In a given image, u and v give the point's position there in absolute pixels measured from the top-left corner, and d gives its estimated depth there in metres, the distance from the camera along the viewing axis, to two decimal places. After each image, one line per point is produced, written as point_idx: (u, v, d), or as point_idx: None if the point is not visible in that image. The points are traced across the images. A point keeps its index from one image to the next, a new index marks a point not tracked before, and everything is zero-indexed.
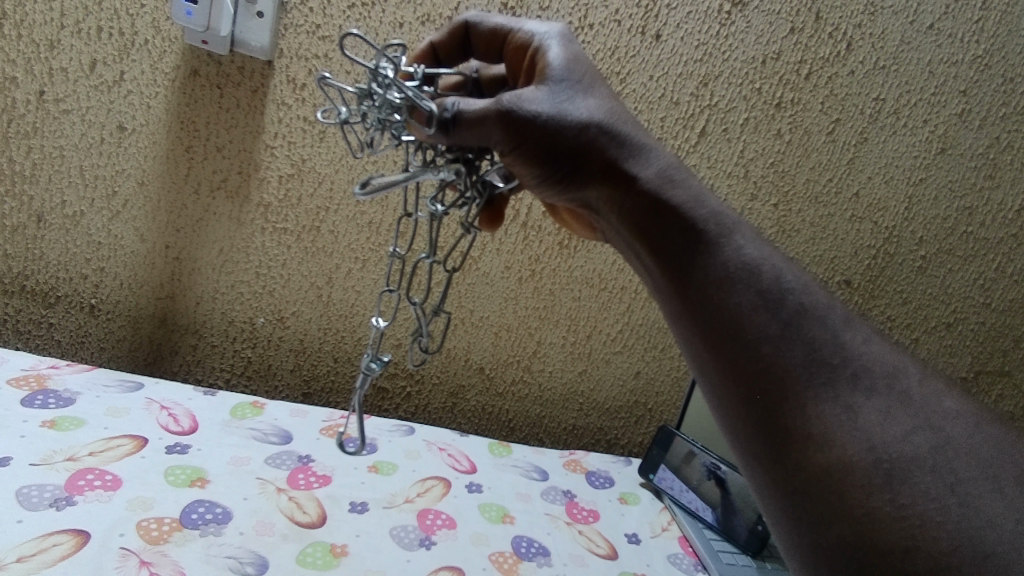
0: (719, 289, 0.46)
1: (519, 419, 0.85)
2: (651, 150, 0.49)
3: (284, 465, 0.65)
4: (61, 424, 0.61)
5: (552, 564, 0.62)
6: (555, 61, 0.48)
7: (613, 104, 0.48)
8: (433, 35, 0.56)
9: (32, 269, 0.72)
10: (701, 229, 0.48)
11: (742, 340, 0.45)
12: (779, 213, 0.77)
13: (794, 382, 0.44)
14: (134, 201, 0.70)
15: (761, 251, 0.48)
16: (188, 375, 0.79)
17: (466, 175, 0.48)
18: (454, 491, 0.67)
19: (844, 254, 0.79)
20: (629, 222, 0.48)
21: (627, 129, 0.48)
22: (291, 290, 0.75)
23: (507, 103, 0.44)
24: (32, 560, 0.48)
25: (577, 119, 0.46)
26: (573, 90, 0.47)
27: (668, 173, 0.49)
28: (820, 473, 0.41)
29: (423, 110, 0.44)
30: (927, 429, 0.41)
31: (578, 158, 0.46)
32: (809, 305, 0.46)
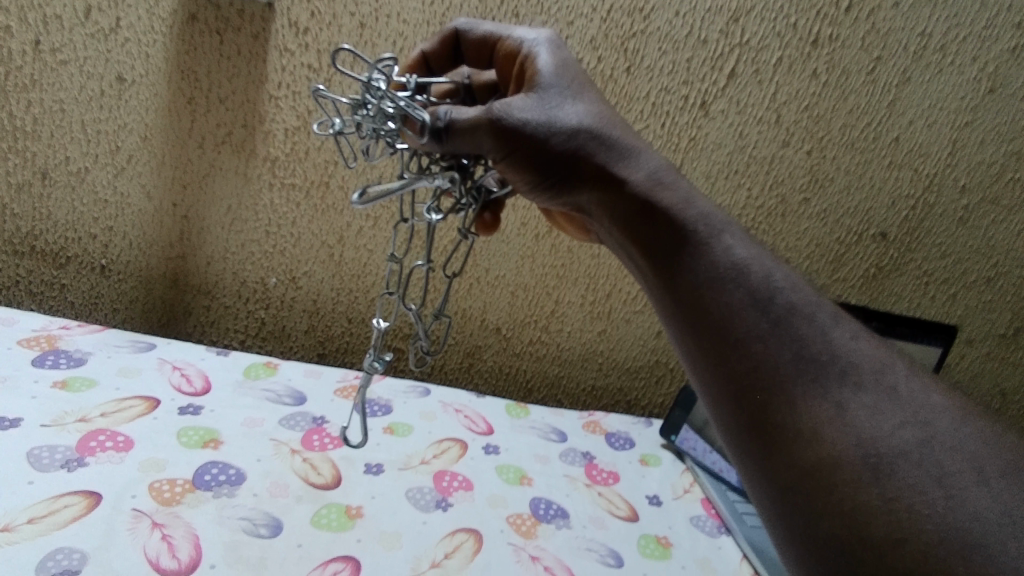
0: (709, 291, 0.45)
1: (538, 380, 0.83)
2: (641, 151, 0.49)
3: (298, 427, 0.64)
4: (73, 384, 0.61)
5: (571, 527, 0.60)
6: (544, 69, 0.50)
7: (601, 109, 0.50)
8: (425, 44, 0.59)
9: (40, 230, 0.71)
10: (689, 230, 0.47)
11: (731, 341, 0.43)
12: (813, 159, 0.74)
13: (787, 383, 0.41)
14: (139, 156, 0.69)
15: (753, 252, 0.46)
16: (203, 336, 0.78)
17: (460, 183, 0.50)
18: (471, 453, 0.66)
19: (880, 205, 0.77)
20: (619, 223, 0.49)
21: (616, 133, 0.49)
22: (303, 249, 0.74)
23: (496, 110, 0.46)
24: (42, 522, 0.48)
25: (565, 125, 0.47)
26: (562, 97, 0.49)
27: (660, 174, 0.49)
28: (812, 470, 0.39)
29: (417, 121, 0.45)
30: (927, 419, 0.38)
31: (567, 161, 0.48)
32: (801, 296, 0.44)
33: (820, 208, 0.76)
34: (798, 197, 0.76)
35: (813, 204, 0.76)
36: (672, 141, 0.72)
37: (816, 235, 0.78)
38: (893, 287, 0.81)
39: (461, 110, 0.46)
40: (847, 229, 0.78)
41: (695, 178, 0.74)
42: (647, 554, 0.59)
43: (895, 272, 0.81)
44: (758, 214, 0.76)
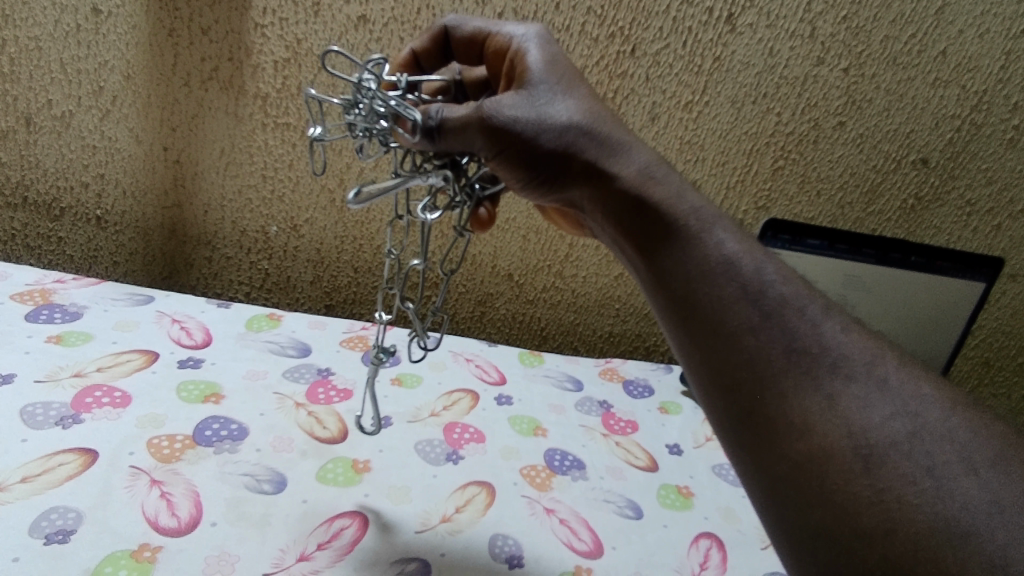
0: (700, 285, 0.40)
1: (553, 327, 0.80)
2: (635, 146, 0.45)
3: (303, 379, 0.61)
4: (67, 339, 0.59)
5: (588, 478, 0.57)
6: (533, 65, 0.46)
7: (594, 105, 0.46)
8: (414, 42, 0.55)
9: (30, 179, 0.68)
10: (677, 224, 0.42)
11: (723, 335, 0.39)
12: (850, 80, 0.70)
13: (777, 376, 0.37)
14: (124, 96, 0.65)
15: (747, 246, 0.42)
16: (206, 289, 0.76)
17: (455, 181, 0.47)
18: (483, 404, 0.64)
19: (923, 127, 0.73)
20: (614, 223, 0.45)
21: (610, 129, 0.45)
22: (303, 195, 0.71)
23: (486, 108, 0.43)
24: (36, 481, 0.45)
25: (555, 122, 0.44)
26: (553, 91, 0.45)
27: (656, 169, 0.45)
28: (803, 462, 0.35)
29: (409, 121, 0.43)
30: (924, 409, 0.35)
31: (557, 159, 0.44)
32: (793, 287, 0.40)
33: (856, 132, 0.72)
34: (833, 120, 0.71)
35: (848, 129, 0.72)
36: (695, 61, 0.67)
37: (850, 163, 0.74)
38: (932, 219, 0.77)
39: (452, 109, 0.44)
40: (885, 156, 0.74)
41: (720, 103, 0.69)
42: (667, 504, 0.56)
43: (936, 202, 0.76)
44: (789, 140, 0.72)
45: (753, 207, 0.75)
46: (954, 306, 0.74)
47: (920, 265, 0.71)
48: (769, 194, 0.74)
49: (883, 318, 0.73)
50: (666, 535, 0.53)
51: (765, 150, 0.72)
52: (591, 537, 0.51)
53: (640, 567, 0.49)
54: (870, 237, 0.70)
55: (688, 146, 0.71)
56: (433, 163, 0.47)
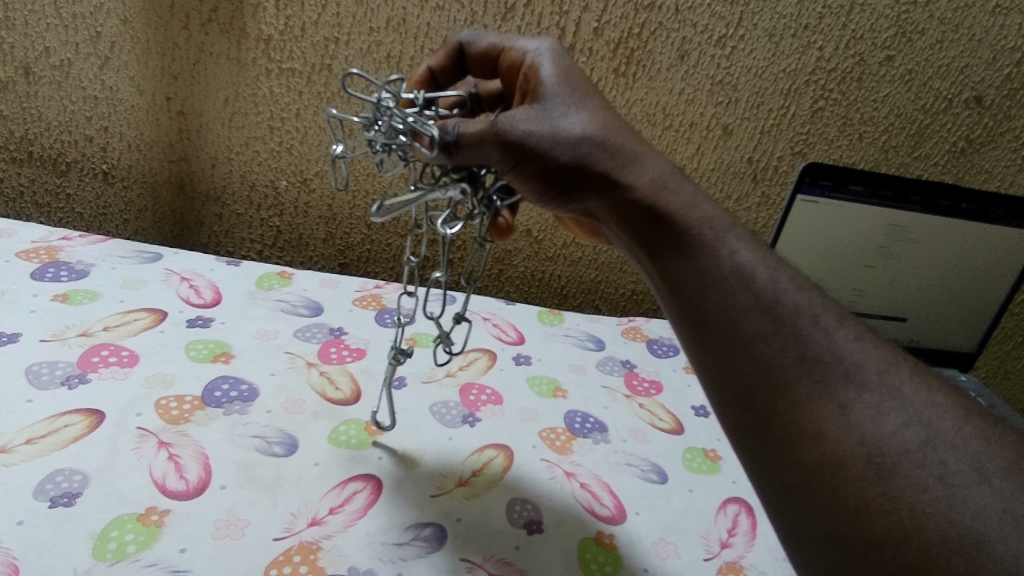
0: (714, 293, 0.37)
1: (573, 285, 0.78)
2: (654, 157, 0.41)
3: (315, 339, 0.60)
4: (74, 297, 0.57)
5: (610, 441, 0.55)
6: (547, 79, 0.43)
7: (611, 117, 0.42)
8: (430, 59, 0.52)
9: (34, 133, 0.67)
10: (689, 233, 0.39)
11: (735, 343, 0.36)
12: (900, 9, 0.65)
13: (790, 385, 0.34)
14: (122, 42, 0.63)
15: (762, 254, 0.38)
16: (218, 247, 0.74)
17: (472, 194, 0.44)
18: (501, 364, 0.62)
19: (979, 61, 0.68)
20: (632, 240, 0.41)
21: (627, 140, 0.41)
22: (311, 146, 0.68)
23: (501, 123, 0.40)
24: (41, 443, 0.44)
25: (569, 135, 0.40)
26: (567, 104, 0.42)
27: (675, 179, 0.41)
28: (813, 470, 0.32)
29: (426, 136, 0.40)
30: (938, 415, 0.32)
31: (571, 173, 0.41)
32: (808, 295, 0.36)
33: (904, 68, 0.68)
34: (880, 55, 0.67)
35: (895, 64, 0.67)
36: None
37: (897, 102, 0.69)
38: (983, 162, 0.73)
39: (470, 123, 0.40)
40: (935, 94, 0.69)
41: (756, 37, 0.65)
42: (693, 468, 0.54)
43: (987, 144, 0.72)
44: (831, 77, 0.67)
45: (790, 152, 0.71)
46: (1004, 263, 0.70)
47: (971, 213, 0.67)
48: (807, 137, 0.70)
49: (923, 274, 0.70)
50: (692, 500, 0.51)
51: (805, 89, 0.68)
52: (613, 502, 0.49)
53: (664, 533, 0.47)
54: (917, 183, 0.66)
55: (720, 86, 0.67)
56: (451, 177, 0.44)
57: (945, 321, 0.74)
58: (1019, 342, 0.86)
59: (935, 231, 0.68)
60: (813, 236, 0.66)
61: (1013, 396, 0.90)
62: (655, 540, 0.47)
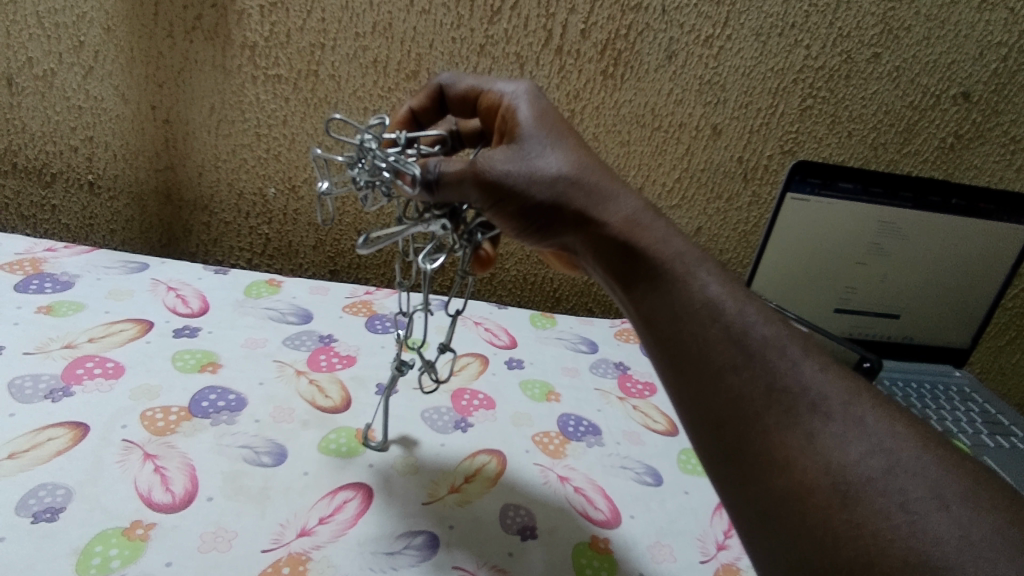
0: (686, 324, 0.36)
1: (566, 288, 0.77)
2: (627, 194, 0.41)
3: (304, 346, 0.59)
4: (59, 309, 0.57)
5: (604, 444, 0.55)
6: (524, 120, 0.43)
7: (588, 156, 0.42)
8: (413, 100, 0.52)
9: (18, 145, 0.66)
10: (661, 267, 0.38)
11: (706, 374, 0.35)
12: (886, 5, 0.65)
13: (759, 415, 0.33)
14: (105, 51, 0.62)
15: (733, 288, 0.38)
16: (207, 256, 0.74)
17: (454, 230, 0.43)
18: (493, 368, 0.61)
19: (967, 57, 0.68)
20: (610, 276, 0.41)
21: (602, 178, 0.41)
22: (299, 153, 0.68)
23: (480, 162, 0.40)
24: (23, 457, 0.43)
25: (545, 175, 0.40)
26: (543, 144, 0.41)
27: (649, 216, 0.40)
28: (784, 499, 0.32)
29: (409, 174, 0.40)
30: (898, 443, 0.31)
31: (548, 211, 0.40)
32: (774, 326, 0.36)
33: (892, 65, 0.67)
34: (867, 52, 0.67)
35: (883, 61, 0.67)
36: None
37: (886, 99, 0.69)
38: (973, 158, 0.73)
39: (450, 162, 0.40)
40: (923, 90, 0.69)
41: (743, 37, 0.65)
42: (688, 470, 0.54)
43: (976, 140, 0.72)
44: (818, 76, 0.67)
45: (779, 150, 0.71)
46: (998, 254, 0.70)
47: (959, 209, 0.67)
48: (797, 136, 0.70)
49: (914, 270, 0.70)
50: (687, 501, 0.50)
51: (793, 88, 0.68)
52: (607, 506, 0.48)
53: (660, 536, 0.47)
54: (908, 180, 0.65)
55: (708, 86, 0.67)
56: (434, 213, 0.43)
57: (938, 316, 0.73)
58: (1013, 338, 0.86)
59: (925, 226, 0.67)
60: (801, 234, 0.66)
61: (1007, 391, 0.90)
62: (651, 543, 0.46)
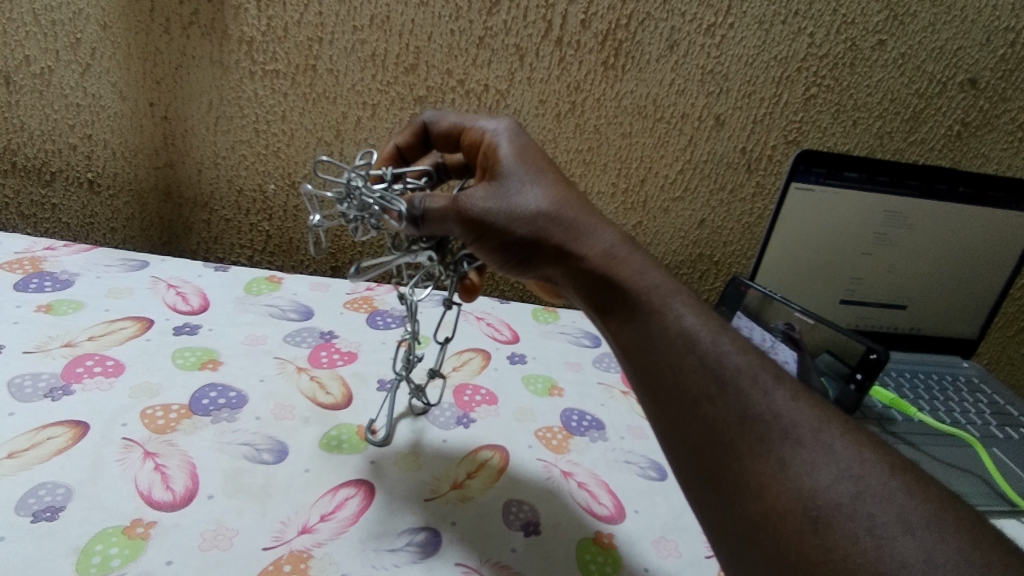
0: (662, 354, 0.36)
1: None
2: (607, 227, 0.41)
3: (305, 343, 0.59)
4: (58, 308, 0.56)
5: (608, 439, 0.54)
6: (504, 156, 0.43)
7: (568, 190, 0.42)
8: (398, 137, 0.52)
9: (17, 143, 0.66)
10: (637, 297, 0.38)
11: (680, 403, 0.35)
12: None
13: (733, 442, 0.33)
14: (102, 48, 0.62)
15: (708, 317, 0.37)
16: (208, 254, 0.73)
17: (439, 262, 0.45)
18: (495, 363, 0.61)
19: (973, 43, 0.67)
20: (593, 308, 0.40)
21: (581, 213, 0.41)
22: (298, 149, 0.67)
23: (461, 199, 0.40)
24: (23, 456, 0.43)
25: (524, 209, 0.40)
26: (522, 179, 0.42)
27: (629, 248, 0.40)
28: (758, 524, 0.31)
29: (394, 211, 0.41)
30: (866, 469, 0.31)
31: (528, 246, 0.41)
32: (746, 356, 0.35)
33: (898, 52, 0.67)
34: (872, 40, 0.66)
35: (889, 48, 0.66)
36: None
37: (891, 87, 0.68)
38: (980, 146, 0.73)
39: (435, 196, 0.41)
40: (929, 77, 0.68)
41: (746, 25, 0.64)
42: None
43: (983, 127, 0.72)
44: (822, 64, 0.66)
45: (783, 140, 0.70)
46: (1006, 243, 0.69)
47: (967, 197, 0.66)
48: (801, 125, 0.69)
49: (921, 261, 0.69)
50: None
51: (797, 76, 0.67)
52: (611, 501, 0.48)
53: (664, 531, 0.46)
54: (913, 167, 0.64)
55: (710, 76, 0.66)
56: (420, 244, 0.44)
57: (945, 306, 0.73)
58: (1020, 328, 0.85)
59: (931, 215, 0.66)
60: (805, 224, 0.65)
61: (1014, 382, 0.90)
62: (655, 539, 0.45)
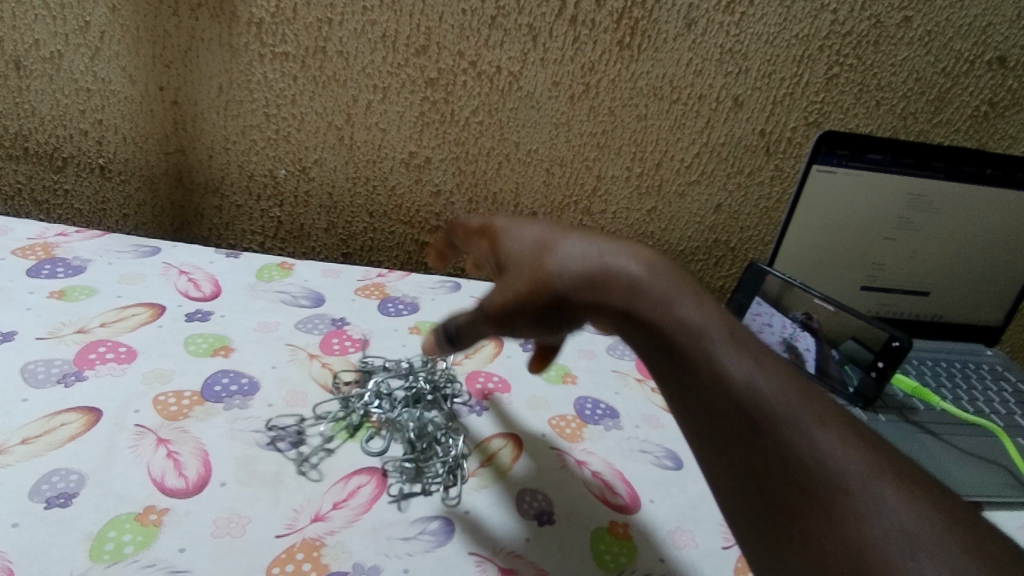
0: (714, 405, 0.33)
1: None
2: (628, 254, 0.38)
3: (317, 330, 0.58)
4: (71, 294, 0.56)
5: (622, 427, 0.54)
6: (516, 241, 0.41)
7: (592, 240, 0.39)
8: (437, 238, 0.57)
9: (29, 129, 0.66)
10: (685, 351, 0.35)
11: (705, 421, 0.34)
12: None
13: (751, 467, 0.32)
14: (111, 31, 0.61)
15: (756, 359, 0.34)
16: (220, 240, 0.73)
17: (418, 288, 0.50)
18: (508, 350, 0.60)
19: (1002, 20, 0.65)
20: (651, 366, 0.36)
21: (610, 259, 0.37)
22: (309, 133, 0.67)
23: (487, 301, 0.39)
24: (37, 442, 0.43)
25: (551, 274, 0.37)
26: (541, 250, 0.39)
27: (656, 275, 0.37)
28: (808, 549, 0.30)
29: None
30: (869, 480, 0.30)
31: (566, 314, 0.37)
32: (760, 368, 0.34)
33: (924, 29, 0.65)
34: (897, 16, 0.64)
35: (914, 26, 0.65)
36: None
37: (916, 66, 0.67)
38: (1007, 127, 0.71)
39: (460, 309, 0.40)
40: (956, 56, 0.66)
41: (767, 2, 0.62)
42: None
43: (1011, 107, 0.70)
44: (845, 42, 0.65)
45: (803, 122, 0.69)
46: None
47: (995, 179, 0.64)
48: (822, 107, 0.68)
49: (945, 246, 0.67)
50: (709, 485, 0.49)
51: (818, 55, 0.65)
52: (626, 490, 0.47)
53: (681, 521, 0.46)
54: (938, 149, 0.62)
55: (729, 55, 0.65)
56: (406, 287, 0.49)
57: (968, 293, 0.71)
58: None
59: (957, 198, 0.65)
60: (828, 207, 0.64)
61: None
62: (671, 529, 0.45)
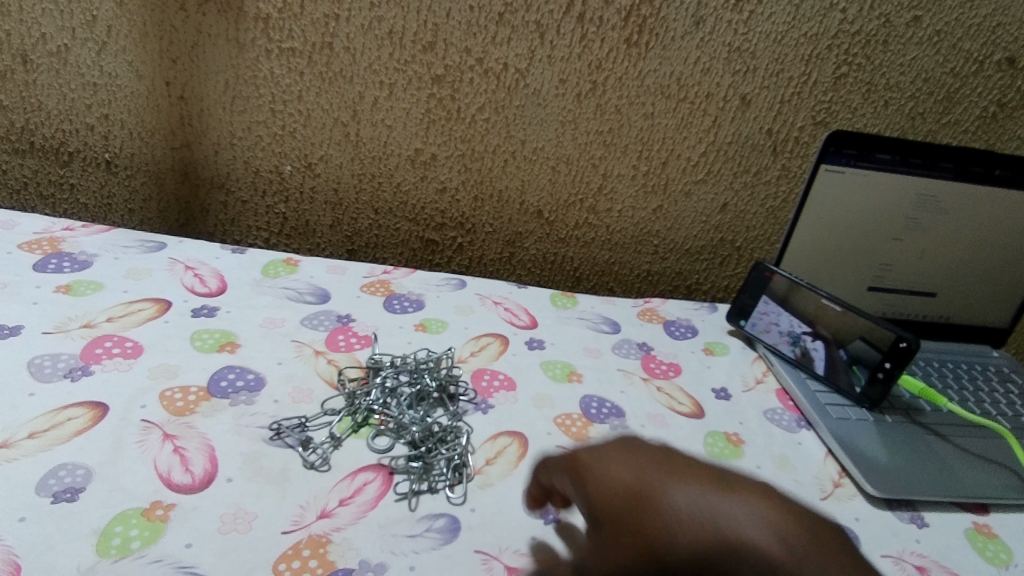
0: None
1: (586, 267, 0.76)
2: (749, 513, 0.34)
3: (322, 326, 0.58)
4: (77, 289, 0.56)
5: (628, 426, 0.53)
6: (620, 493, 0.38)
7: (711, 499, 0.35)
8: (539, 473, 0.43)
9: (35, 123, 0.66)
10: None
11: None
12: None
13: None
14: (118, 26, 0.61)
15: None
16: (224, 236, 0.73)
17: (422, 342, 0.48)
18: (513, 349, 0.60)
19: (1012, 20, 0.65)
20: None
21: (732, 521, 0.34)
22: (314, 130, 0.67)
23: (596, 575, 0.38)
24: (44, 437, 0.43)
25: (670, 551, 0.34)
26: (659, 512, 0.36)
27: (791, 554, 0.32)
28: None
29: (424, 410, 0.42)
30: None
31: None
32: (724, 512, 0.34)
33: (933, 29, 0.65)
34: (906, 15, 0.64)
35: (924, 25, 0.64)
36: None
37: (925, 65, 0.66)
38: (1016, 128, 0.71)
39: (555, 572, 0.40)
40: (965, 56, 0.66)
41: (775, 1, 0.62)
42: (715, 453, 0.52)
43: (1020, 108, 0.70)
44: (854, 41, 0.65)
45: (811, 121, 0.69)
46: None
47: (1004, 180, 0.64)
48: (830, 106, 0.68)
49: (952, 246, 0.67)
50: None
51: (827, 54, 0.65)
52: None
53: None
54: (948, 149, 0.62)
55: (737, 53, 0.64)
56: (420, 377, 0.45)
57: (975, 294, 0.71)
58: None
59: (966, 199, 0.64)
60: (837, 206, 0.64)
61: None
62: None
